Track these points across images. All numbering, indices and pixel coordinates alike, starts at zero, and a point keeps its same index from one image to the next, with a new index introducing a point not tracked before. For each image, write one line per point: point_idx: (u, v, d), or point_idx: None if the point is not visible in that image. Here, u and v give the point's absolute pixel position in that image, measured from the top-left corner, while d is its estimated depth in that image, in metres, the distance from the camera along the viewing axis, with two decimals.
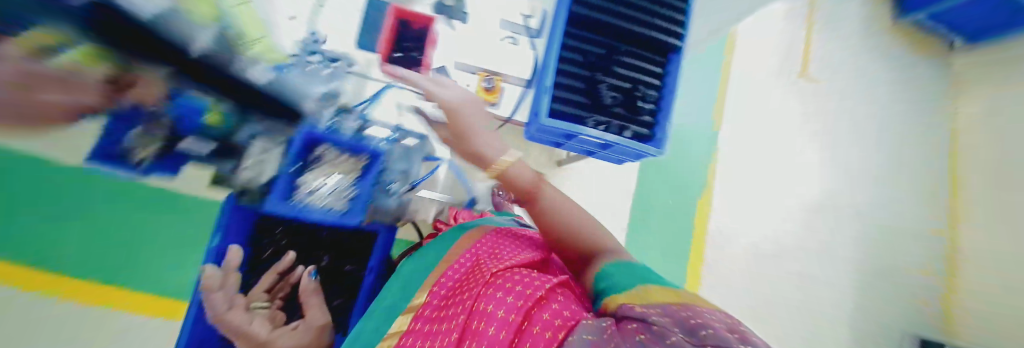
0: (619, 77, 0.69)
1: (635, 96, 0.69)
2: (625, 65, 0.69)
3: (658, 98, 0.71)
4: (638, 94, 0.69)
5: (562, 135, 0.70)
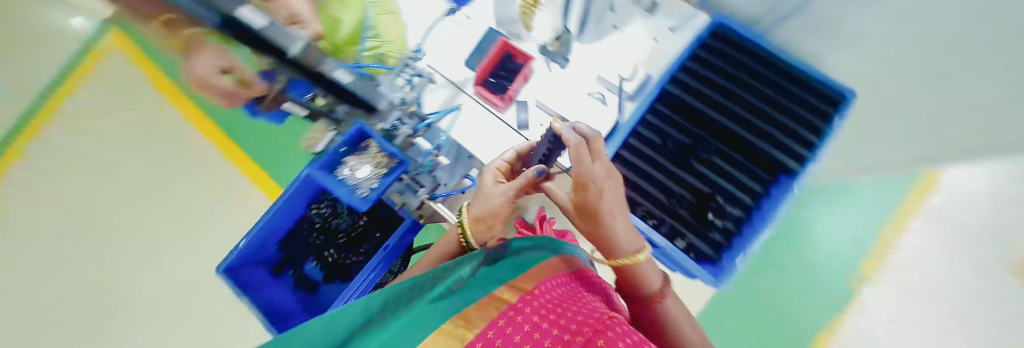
0: (695, 177, 0.59)
1: (709, 208, 0.57)
2: (711, 167, 0.59)
3: (739, 222, 0.56)
4: (716, 207, 0.57)
5: None
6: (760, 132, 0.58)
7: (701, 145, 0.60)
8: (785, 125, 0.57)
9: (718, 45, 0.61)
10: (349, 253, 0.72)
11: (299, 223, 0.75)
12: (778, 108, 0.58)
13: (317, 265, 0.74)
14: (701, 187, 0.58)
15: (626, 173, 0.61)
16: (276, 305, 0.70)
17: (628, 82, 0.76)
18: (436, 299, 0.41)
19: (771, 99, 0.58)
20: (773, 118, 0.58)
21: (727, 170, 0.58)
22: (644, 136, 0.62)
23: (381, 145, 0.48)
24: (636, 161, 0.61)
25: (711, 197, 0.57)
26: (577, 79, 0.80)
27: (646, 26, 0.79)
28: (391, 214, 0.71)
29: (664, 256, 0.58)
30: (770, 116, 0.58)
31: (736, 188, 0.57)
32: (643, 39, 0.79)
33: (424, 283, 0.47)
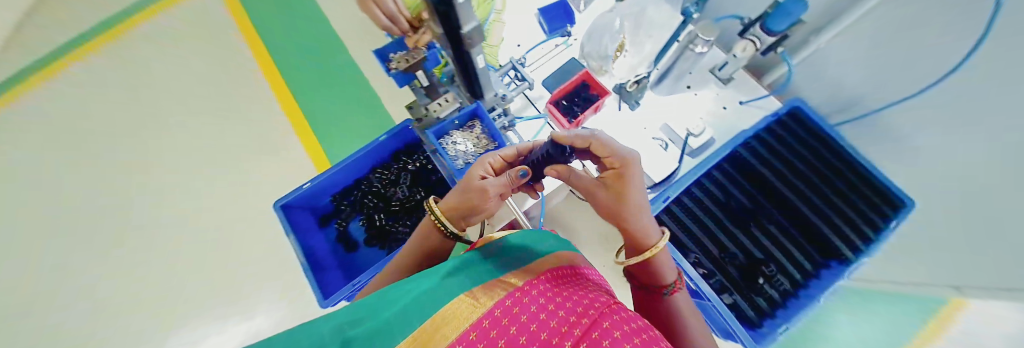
0: (748, 241, 0.61)
1: (760, 273, 0.58)
2: (767, 234, 0.61)
3: (786, 294, 0.57)
4: (767, 273, 0.58)
5: None
6: (820, 213, 0.61)
7: (759, 211, 0.63)
8: (847, 211, 0.60)
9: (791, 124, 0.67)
10: (397, 221, 0.75)
11: (360, 180, 0.78)
12: (842, 194, 0.61)
13: (363, 225, 0.76)
14: (756, 250, 0.61)
15: (682, 220, 0.64)
16: (315, 250, 0.71)
17: (694, 138, 0.79)
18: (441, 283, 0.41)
19: (836, 184, 0.62)
20: (835, 203, 0.61)
21: (782, 240, 0.61)
22: (707, 191, 0.65)
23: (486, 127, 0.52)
24: (693, 211, 0.64)
25: (764, 263, 0.59)
26: (646, 122, 0.85)
27: (719, 94, 0.86)
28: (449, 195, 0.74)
29: (706, 308, 0.60)
30: (833, 199, 0.61)
31: (791, 260, 0.59)
32: (714, 105, 0.85)
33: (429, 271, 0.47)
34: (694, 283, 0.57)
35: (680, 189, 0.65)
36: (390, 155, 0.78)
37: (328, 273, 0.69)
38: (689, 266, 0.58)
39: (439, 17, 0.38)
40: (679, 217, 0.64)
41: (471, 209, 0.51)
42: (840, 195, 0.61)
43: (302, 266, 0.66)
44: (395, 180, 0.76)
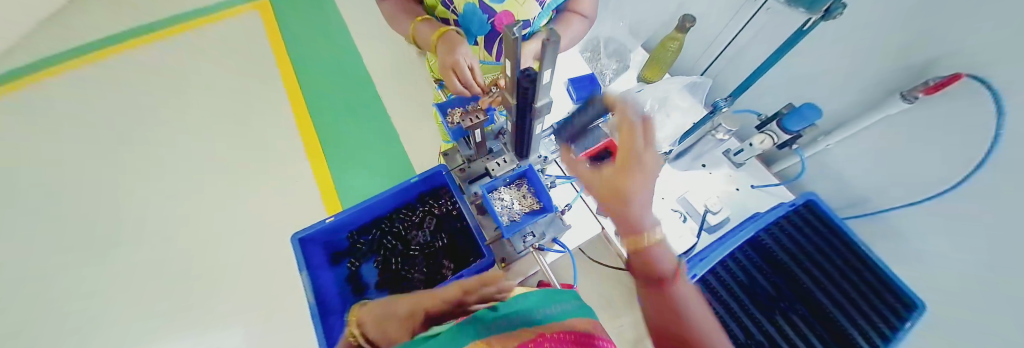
0: (773, 332, 0.61)
1: None
2: (790, 324, 0.61)
3: None
4: None
5: None
6: (840, 306, 0.62)
7: (778, 299, 0.64)
8: (872, 308, 0.60)
9: (806, 216, 0.70)
10: (413, 267, 0.72)
11: (381, 220, 0.77)
12: (863, 288, 0.62)
13: (376, 266, 0.74)
14: (781, 343, 0.60)
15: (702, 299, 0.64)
16: (323, 291, 0.67)
17: (712, 215, 0.82)
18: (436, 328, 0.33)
19: (859, 280, 0.63)
20: (857, 298, 0.62)
21: (805, 332, 0.60)
22: (726, 272, 0.67)
23: (533, 188, 0.53)
24: (712, 290, 0.65)
25: None
26: (664, 194, 0.89)
27: (734, 176, 0.92)
28: (469, 246, 0.72)
29: None
30: (855, 294, 0.62)
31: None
32: (728, 186, 0.90)
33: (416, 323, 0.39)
34: None
35: (699, 267, 0.66)
36: (415, 198, 0.78)
37: (333, 318, 0.64)
38: None
39: (516, 93, 0.42)
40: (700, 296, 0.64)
41: (409, 314, 0.42)
42: (863, 291, 0.62)
43: (309, 307, 0.61)
44: (418, 224, 0.75)
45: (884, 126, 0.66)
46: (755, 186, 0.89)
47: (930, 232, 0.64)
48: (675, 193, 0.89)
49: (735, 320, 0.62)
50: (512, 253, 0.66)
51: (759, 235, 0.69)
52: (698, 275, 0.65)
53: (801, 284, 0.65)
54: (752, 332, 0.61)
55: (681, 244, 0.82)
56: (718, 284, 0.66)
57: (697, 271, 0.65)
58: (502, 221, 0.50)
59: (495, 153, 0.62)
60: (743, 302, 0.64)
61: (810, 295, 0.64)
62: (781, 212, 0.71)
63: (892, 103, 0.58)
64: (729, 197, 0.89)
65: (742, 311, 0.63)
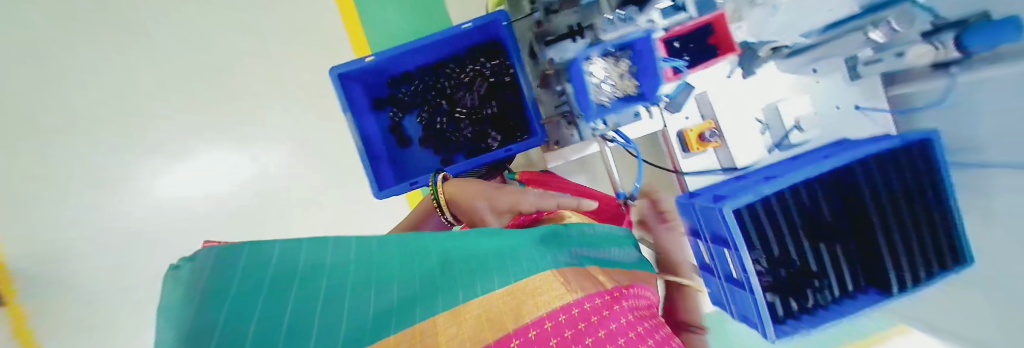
0: (811, 253, 0.61)
1: (811, 284, 0.61)
2: (831, 252, 0.62)
3: (824, 306, 0.62)
4: (817, 285, 0.61)
5: (716, 229, 0.65)
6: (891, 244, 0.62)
7: (835, 230, 0.62)
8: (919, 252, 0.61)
9: (912, 157, 0.60)
10: (459, 131, 0.68)
11: (426, 71, 0.67)
12: (929, 231, 0.61)
13: (419, 122, 0.69)
14: (815, 266, 0.61)
15: (757, 217, 0.61)
16: (369, 136, 0.65)
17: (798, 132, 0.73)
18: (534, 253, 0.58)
19: (924, 223, 0.61)
20: (909, 239, 0.61)
21: (840, 259, 0.62)
22: (794, 196, 0.61)
23: (636, 64, 0.41)
24: (774, 211, 0.61)
25: (816, 275, 0.61)
26: (752, 98, 0.76)
27: (841, 91, 0.76)
28: (521, 119, 0.65)
29: (722, 282, 0.69)
30: (910, 237, 0.61)
31: (839, 279, 0.62)
32: (828, 103, 0.76)
33: (524, 232, 0.64)
34: (748, 275, 0.60)
35: (769, 189, 0.59)
36: (466, 51, 0.65)
37: (381, 165, 0.65)
38: (735, 258, 0.63)
39: None
40: (756, 213, 0.61)
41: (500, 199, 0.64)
42: (918, 234, 0.61)
43: (358, 151, 0.61)
44: (466, 84, 0.65)
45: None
46: (859, 108, 0.75)
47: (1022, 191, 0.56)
48: (767, 100, 0.76)
49: (780, 239, 0.61)
50: (567, 137, 0.60)
51: (853, 163, 0.60)
52: (764, 195, 0.59)
53: (864, 219, 0.62)
54: (791, 253, 0.61)
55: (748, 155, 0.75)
56: (784, 204, 0.61)
57: (766, 191, 0.59)
58: (589, 100, 0.40)
59: (589, 8, 0.46)
60: (799, 226, 0.61)
61: (868, 231, 0.62)
62: (894, 144, 0.60)
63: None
64: (826, 117, 0.76)
65: (791, 235, 0.61)
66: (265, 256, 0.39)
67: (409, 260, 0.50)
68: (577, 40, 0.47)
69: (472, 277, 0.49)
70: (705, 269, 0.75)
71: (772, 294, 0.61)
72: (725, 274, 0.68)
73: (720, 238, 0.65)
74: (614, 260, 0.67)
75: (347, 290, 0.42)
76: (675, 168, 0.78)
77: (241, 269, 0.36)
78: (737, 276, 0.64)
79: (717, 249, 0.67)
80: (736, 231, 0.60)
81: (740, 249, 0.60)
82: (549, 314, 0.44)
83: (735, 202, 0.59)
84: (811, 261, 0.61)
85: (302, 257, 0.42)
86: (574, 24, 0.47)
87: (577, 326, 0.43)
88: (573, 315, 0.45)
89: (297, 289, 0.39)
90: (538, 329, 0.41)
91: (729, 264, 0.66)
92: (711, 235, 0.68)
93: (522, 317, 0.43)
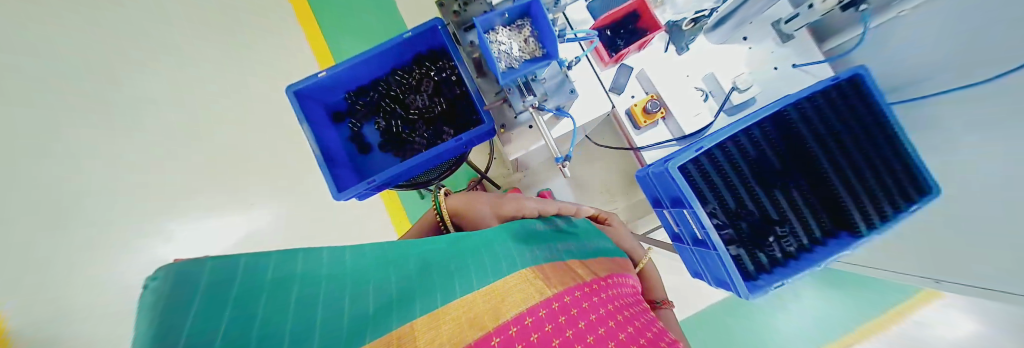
0: (765, 200, 0.61)
1: (772, 232, 0.60)
2: (787, 199, 0.61)
3: (793, 256, 0.60)
4: (778, 233, 0.59)
5: (673, 192, 0.65)
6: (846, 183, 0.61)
7: (786, 175, 0.62)
8: (875, 188, 0.60)
9: (845, 94, 0.61)
10: (414, 131, 0.72)
11: (378, 82, 0.73)
12: (885, 166, 0.59)
13: (378, 129, 0.74)
14: (773, 214, 0.60)
15: (702, 170, 0.62)
16: (329, 145, 0.69)
17: (738, 93, 0.76)
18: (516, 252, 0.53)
19: (878, 158, 0.60)
20: (863, 176, 0.61)
21: (799, 205, 0.61)
22: (733, 146, 0.62)
23: (536, 29, 0.46)
24: (718, 161, 0.62)
25: (777, 223, 0.60)
26: (690, 69, 0.80)
27: (773, 53, 0.80)
28: (469, 111, 0.70)
29: (690, 247, 0.68)
30: (865, 174, 0.61)
31: (801, 226, 0.61)
32: (764, 65, 0.80)
33: (501, 233, 0.58)
34: (705, 231, 0.59)
35: (711, 141, 0.60)
36: (411, 58, 0.71)
37: (342, 171, 0.68)
38: (691, 216, 0.62)
39: None
40: (700, 165, 0.62)
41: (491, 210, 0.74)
42: (872, 170, 0.61)
43: (315, 158, 0.65)
44: (415, 87, 0.71)
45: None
46: (796, 66, 0.78)
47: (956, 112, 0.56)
48: (705, 69, 0.80)
49: (730, 190, 0.61)
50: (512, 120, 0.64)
51: (788, 105, 0.61)
52: (706, 147, 0.60)
53: (812, 161, 0.62)
54: (745, 203, 0.61)
55: (695, 122, 0.78)
56: (728, 155, 0.62)
57: (705, 142, 0.60)
58: (496, 63, 0.43)
59: None
60: (747, 175, 0.61)
61: (819, 173, 0.62)
62: (827, 83, 0.61)
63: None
64: (765, 77, 0.80)
65: (741, 184, 0.61)
66: (230, 267, 0.27)
67: (381, 263, 0.41)
68: None
69: (454, 278, 0.43)
70: (675, 239, 0.74)
71: (735, 248, 0.60)
72: (690, 237, 0.66)
73: (676, 199, 0.65)
74: (595, 252, 0.64)
75: (319, 299, 0.32)
76: (629, 145, 0.80)
77: (205, 293, 0.24)
78: (700, 236, 0.63)
79: (677, 211, 0.66)
80: (685, 185, 0.60)
81: (692, 204, 0.60)
82: (532, 311, 0.39)
83: (679, 158, 0.60)
84: (766, 208, 0.61)
85: (291, 260, 0.33)
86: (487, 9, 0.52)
87: (559, 317, 0.39)
88: (555, 309, 0.40)
89: (268, 301, 0.29)
90: (529, 319, 0.38)
91: (690, 226, 0.65)
92: (669, 199, 0.68)
93: (503, 315, 0.38)
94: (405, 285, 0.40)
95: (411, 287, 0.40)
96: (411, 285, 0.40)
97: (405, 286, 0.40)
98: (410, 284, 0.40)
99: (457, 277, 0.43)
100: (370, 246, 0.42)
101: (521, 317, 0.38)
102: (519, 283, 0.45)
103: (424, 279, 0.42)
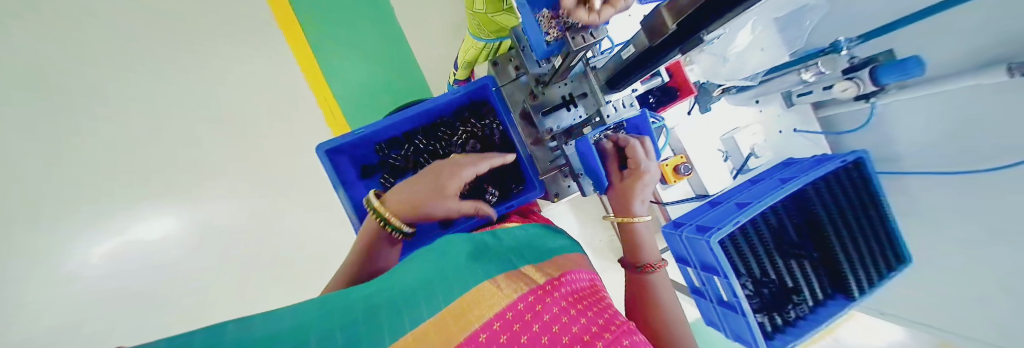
0: (784, 270, 0.70)
1: (789, 299, 0.69)
2: (800, 267, 0.70)
3: (802, 318, 0.69)
4: (795, 300, 0.69)
5: (704, 258, 0.71)
6: (847, 256, 0.70)
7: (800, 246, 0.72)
8: (870, 259, 0.69)
9: (850, 175, 0.69)
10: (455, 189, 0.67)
11: (416, 133, 0.68)
12: (880, 238, 0.69)
13: None
14: (787, 282, 0.70)
15: (736, 239, 0.71)
16: (360, 206, 0.63)
17: (754, 157, 0.85)
18: (468, 266, 0.43)
19: (875, 232, 0.69)
20: (860, 245, 0.70)
21: (808, 272, 0.71)
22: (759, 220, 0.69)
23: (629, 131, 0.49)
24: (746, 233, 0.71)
25: (789, 290, 0.70)
26: (713, 130, 0.86)
27: (780, 117, 0.88)
28: (516, 172, 0.69)
29: (715, 305, 0.75)
30: (863, 247, 0.70)
31: (809, 291, 0.70)
32: (773, 128, 0.88)
33: (450, 245, 0.49)
34: (737, 298, 0.65)
35: (744, 215, 0.65)
36: (456, 111, 0.68)
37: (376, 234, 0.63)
38: (723, 283, 0.68)
39: (705, 15, 0.27)
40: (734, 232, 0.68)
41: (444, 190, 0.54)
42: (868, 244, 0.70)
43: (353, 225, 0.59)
44: (460, 145, 0.66)
45: (939, 97, 0.64)
46: (798, 131, 0.87)
47: (946, 192, 0.66)
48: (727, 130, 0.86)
49: (755, 258, 0.71)
50: (566, 188, 0.63)
51: (808, 181, 0.69)
52: (742, 218, 0.65)
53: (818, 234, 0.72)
54: (766, 269, 0.71)
55: (716, 180, 0.84)
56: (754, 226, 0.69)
57: (742, 216, 0.64)
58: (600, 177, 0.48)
59: (578, 79, 0.50)
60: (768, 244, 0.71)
61: (825, 245, 0.71)
62: (845, 160, 0.67)
63: (977, 71, 0.51)
64: (776, 142, 0.89)
65: (764, 254, 0.71)
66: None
67: (322, 307, 0.32)
68: (571, 109, 0.51)
69: (412, 305, 0.34)
70: (696, 292, 0.82)
71: (758, 313, 0.68)
72: (718, 300, 0.73)
73: (707, 266, 0.71)
74: (546, 253, 0.54)
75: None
76: (658, 199, 0.86)
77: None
78: (728, 299, 0.69)
79: (705, 268, 0.72)
80: (717, 243, 0.64)
81: (727, 275, 0.66)
82: (479, 325, 0.31)
83: (722, 230, 0.64)
84: (784, 276, 0.70)
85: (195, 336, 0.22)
86: (566, 93, 0.50)
87: (514, 324, 0.32)
88: (510, 318, 0.33)
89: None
90: (491, 327, 0.31)
91: (720, 291, 0.71)
92: (700, 262, 0.73)
93: (463, 327, 0.31)
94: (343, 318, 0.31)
95: (364, 320, 0.31)
96: (356, 318, 0.31)
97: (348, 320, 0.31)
98: (350, 318, 0.31)
99: (415, 302, 0.34)
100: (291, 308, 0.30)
101: (481, 329, 0.31)
102: (483, 291, 0.37)
103: (377, 311, 0.33)
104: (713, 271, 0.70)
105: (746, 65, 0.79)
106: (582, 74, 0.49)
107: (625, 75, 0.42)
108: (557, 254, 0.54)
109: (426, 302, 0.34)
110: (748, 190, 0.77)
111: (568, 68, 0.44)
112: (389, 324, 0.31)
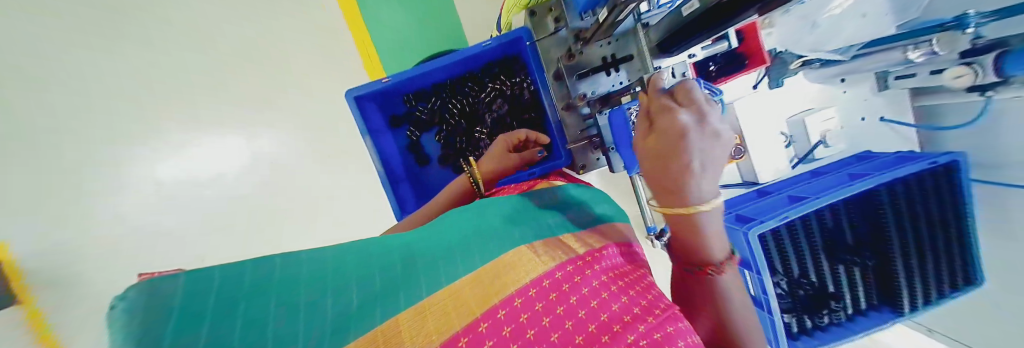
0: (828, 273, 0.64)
1: (826, 304, 0.64)
2: (847, 273, 0.64)
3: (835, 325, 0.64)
4: (832, 307, 0.63)
5: (737, 249, 0.66)
6: (912, 272, 0.61)
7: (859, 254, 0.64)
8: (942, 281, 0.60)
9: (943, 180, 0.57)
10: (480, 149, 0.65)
11: (442, 87, 0.65)
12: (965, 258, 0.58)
13: (438, 140, 0.68)
14: (827, 287, 0.64)
15: (777, 236, 0.64)
16: (387, 156, 0.65)
17: (823, 147, 0.73)
18: (506, 228, 0.42)
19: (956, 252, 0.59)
20: (936, 265, 0.60)
21: (857, 280, 0.64)
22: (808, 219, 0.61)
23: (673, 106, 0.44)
24: (792, 229, 0.64)
25: (828, 296, 0.64)
26: (777, 111, 0.74)
27: (867, 101, 0.73)
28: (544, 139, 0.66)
29: None
30: (940, 269, 0.60)
31: (853, 299, 0.64)
32: (854, 115, 0.74)
33: (486, 208, 0.47)
34: (764, 296, 0.61)
35: (794, 213, 0.58)
36: (484, 66, 0.64)
37: (401, 185, 0.65)
38: (753, 280, 0.64)
39: None
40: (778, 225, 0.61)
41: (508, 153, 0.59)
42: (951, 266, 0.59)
43: (379, 174, 0.61)
44: (487, 103, 0.64)
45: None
46: (886, 119, 0.73)
47: None
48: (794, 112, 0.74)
49: (794, 257, 0.65)
50: (594, 161, 0.59)
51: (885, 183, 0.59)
52: (794, 213, 0.58)
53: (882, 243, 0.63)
54: (806, 269, 0.65)
55: (767, 169, 0.75)
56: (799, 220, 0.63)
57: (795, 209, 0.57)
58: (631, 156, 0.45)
59: (624, 38, 0.44)
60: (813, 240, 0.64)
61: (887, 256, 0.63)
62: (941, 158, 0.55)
63: None
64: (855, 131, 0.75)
65: (805, 253, 0.64)
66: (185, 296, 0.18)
67: (368, 252, 0.33)
68: (611, 73, 0.46)
69: (452, 260, 0.33)
70: None
71: (786, 313, 0.64)
72: (743, 293, 0.69)
73: (739, 258, 0.66)
74: (587, 219, 0.50)
75: (302, 308, 0.23)
76: None
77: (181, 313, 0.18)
78: (756, 295, 0.65)
79: (736, 259, 0.67)
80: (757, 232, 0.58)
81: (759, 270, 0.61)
82: (515, 289, 0.30)
83: (765, 222, 0.57)
84: (824, 279, 0.64)
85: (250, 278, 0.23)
86: (607, 54, 0.45)
87: (548, 296, 0.30)
88: (546, 287, 0.31)
89: (238, 315, 0.20)
90: (522, 296, 0.30)
91: (745, 281, 0.67)
92: (731, 254, 0.69)
93: (495, 293, 0.30)
94: (387, 265, 0.31)
95: (407, 273, 0.31)
96: (396, 268, 0.31)
97: (395, 268, 0.31)
98: (395, 265, 0.31)
99: (457, 257, 0.34)
100: (338, 251, 0.31)
101: (516, 294, 0.30)
102: (526, 256, 0.35)
103: (421, 263, 0.33)
104: (744, 263, 0.65)
105: (843, 32, 0.61)
106: (630, 30, 0.43)
107: (681, 39, 0.36)
108: (600, 221, 0.50)
109: (466, 259, 0.34)
110: (808, 183, 0.68)
111: (613, 23, 0.38)
112: (429, 278, 0.30)
